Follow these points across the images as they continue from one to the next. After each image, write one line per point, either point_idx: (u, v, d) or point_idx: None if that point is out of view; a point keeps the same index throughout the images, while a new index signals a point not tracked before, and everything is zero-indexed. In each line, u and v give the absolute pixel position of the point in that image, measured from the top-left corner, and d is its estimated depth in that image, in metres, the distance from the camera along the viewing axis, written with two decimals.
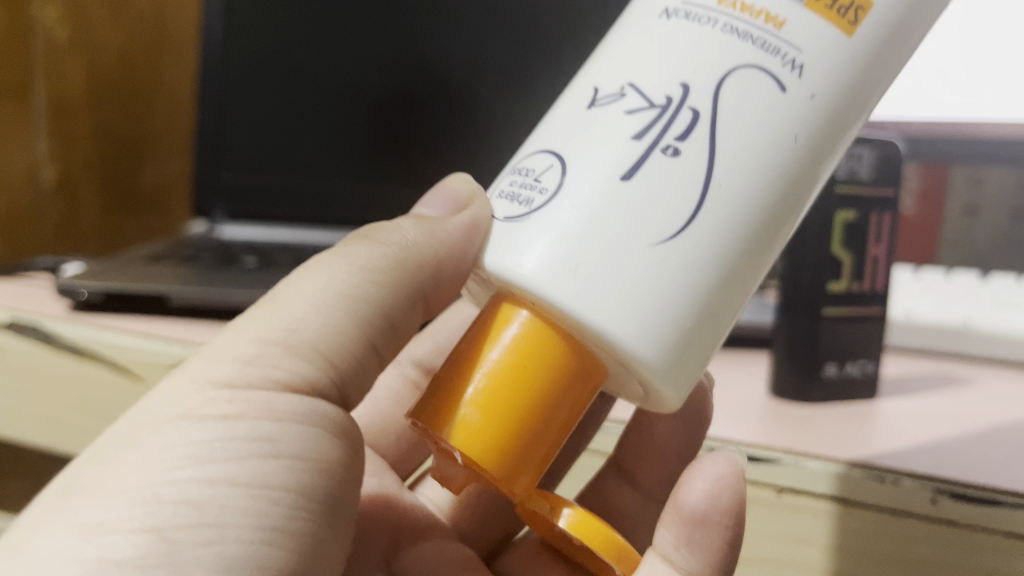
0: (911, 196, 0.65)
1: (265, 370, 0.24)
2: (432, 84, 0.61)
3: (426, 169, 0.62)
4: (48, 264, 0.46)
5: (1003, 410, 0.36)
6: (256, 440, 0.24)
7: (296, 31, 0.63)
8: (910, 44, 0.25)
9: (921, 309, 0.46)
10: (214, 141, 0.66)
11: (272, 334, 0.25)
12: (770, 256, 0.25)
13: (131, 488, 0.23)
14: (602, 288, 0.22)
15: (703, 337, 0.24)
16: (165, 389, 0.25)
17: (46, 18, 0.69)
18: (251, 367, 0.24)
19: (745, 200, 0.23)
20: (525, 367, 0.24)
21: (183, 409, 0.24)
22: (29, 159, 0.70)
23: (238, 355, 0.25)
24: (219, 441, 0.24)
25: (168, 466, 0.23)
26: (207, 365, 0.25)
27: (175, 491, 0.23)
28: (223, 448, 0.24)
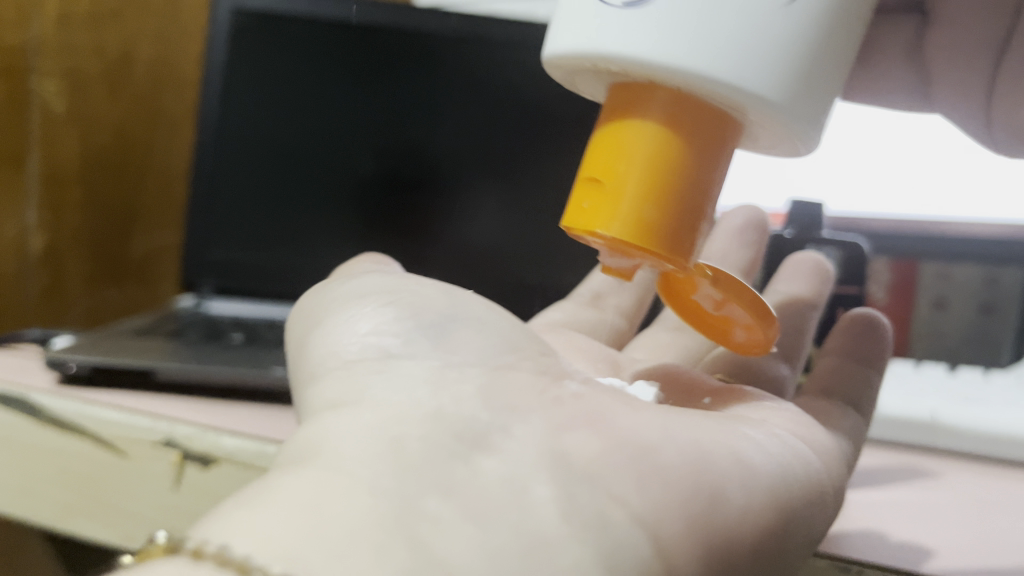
0: (879, 288, 0.61)
1: (378, 320, 0.30)
2: (420, 166, 0.65)
3: (435, 246, 0.65)
4: (37, 336, 0.47)
5: (969, 501, 0.37)
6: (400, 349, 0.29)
7: (288, 115, 0.65)
8: (848, 41, 0.28)
9: (888, 401, 0.48)
10: (206, 219, 0.66)
11: (373, 312, 0.31)
12: (827, 92, 0.28)
13: (371, 436, 0.25)
14: (712, 49, 0.25)
15: (816, 80, 0.27)
16: (357, 377, 0.28)
17: (45, 92, 0.71)
18: (388, 321, 0.30)
19: (809, 30, 0.26)
20: (652, 171, 0.27)
21: (354, 386, 0.28)
22: (19, 226, 0.71)
23: (373, 322, 0.30)
24: (380, 361, 0.29)
25: (381, 422, 0.25)
26: (352, 325, 0.30)
27: (396, 429, 0.25)
28: (421, 373, 0.28)
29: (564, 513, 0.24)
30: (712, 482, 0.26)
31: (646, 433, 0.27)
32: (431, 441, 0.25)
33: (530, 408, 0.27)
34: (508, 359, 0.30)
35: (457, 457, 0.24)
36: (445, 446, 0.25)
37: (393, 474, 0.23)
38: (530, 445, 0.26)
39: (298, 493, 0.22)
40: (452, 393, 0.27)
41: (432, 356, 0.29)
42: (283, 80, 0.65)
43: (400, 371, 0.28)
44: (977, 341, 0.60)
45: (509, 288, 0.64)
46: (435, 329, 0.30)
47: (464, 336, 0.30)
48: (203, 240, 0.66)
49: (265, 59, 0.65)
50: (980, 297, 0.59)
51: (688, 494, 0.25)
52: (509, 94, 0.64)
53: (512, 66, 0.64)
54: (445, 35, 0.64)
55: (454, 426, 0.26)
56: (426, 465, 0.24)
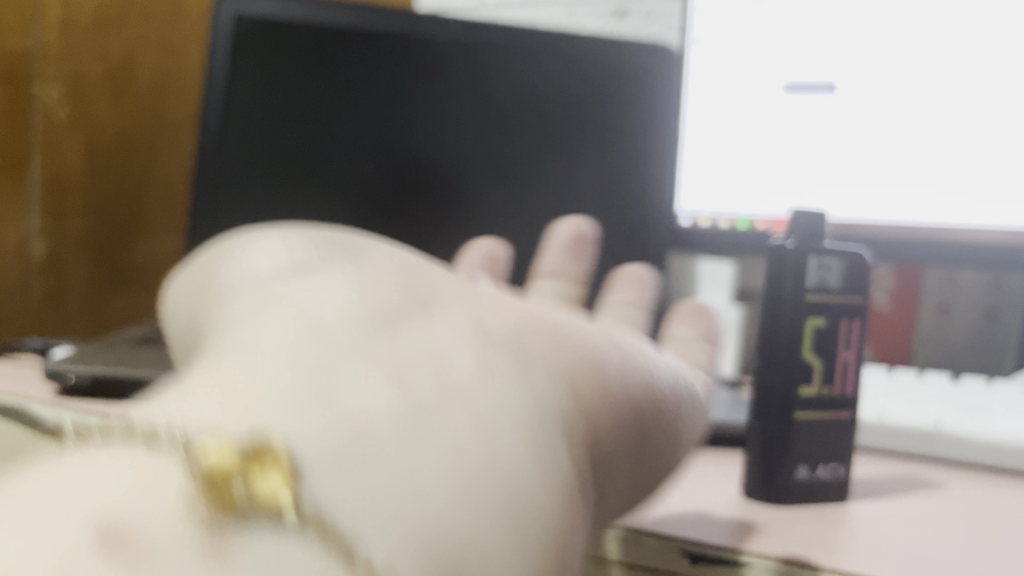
0: (884, 293, 0.66)
1: (297, 245, 0.32)
2: (422, 171, 0.65)
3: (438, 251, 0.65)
4: (37, 345, 0.47)
5: (975, 515, 0.37)
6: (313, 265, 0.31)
7: (290, 121, 0.65)
8: None
9: (894, 412, 0.47)
10: (208, 227, 0.65)
11: (293, 238, 0.32)
12: None
13: (254, 346, 0.27)
14: None
15: None
16: (263, 288, 0.30)
17: (47, 97, 0.73)
18: (302, 245, 0.32)
19: None
20: None
21: (258, 294, 0.30)
22: (21, 231, 0.73)
23: (290, 245, 0.32)
24: (289, 275, 0.30)
25: (273, 328, 0.27)
26: (269, 249, 0.32)
27: (284, 336, 0.27)
28: (323, 278, 0.30)
29: (425, 392, 0.26)
30: (570, 386, 0.29)
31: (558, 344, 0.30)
32: (321, 342, 0.27)
33: (432, 306, 0.29)
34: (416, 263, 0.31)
35: (368, 356, 0.27)
36: (325, 345, 0.27)
37: (282, 382, 0.25)
38: (413, 341, 0.28)
39: (214, 398, 0.24)
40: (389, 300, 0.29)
41: (340, 268, 0.30)
42: (285, 85, 0.65)
43: (310, 280, 0.30)
44: (981, 347, 0.63)
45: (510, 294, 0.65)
46: (343, 246, 0.32)
47: (373, 251, 0.32)
48: (204, 247, 0.65)
49: (262, 65, 0.65)
50: (984, 304, 0.62)
51: (550, 401, 0.28)
52: (508, 100, 0.65)
53: (512, 71, 0.65)
54: (448, 40, 0.65)
55: (335, 330, 0.27)
56: (338, 366, 0.26)
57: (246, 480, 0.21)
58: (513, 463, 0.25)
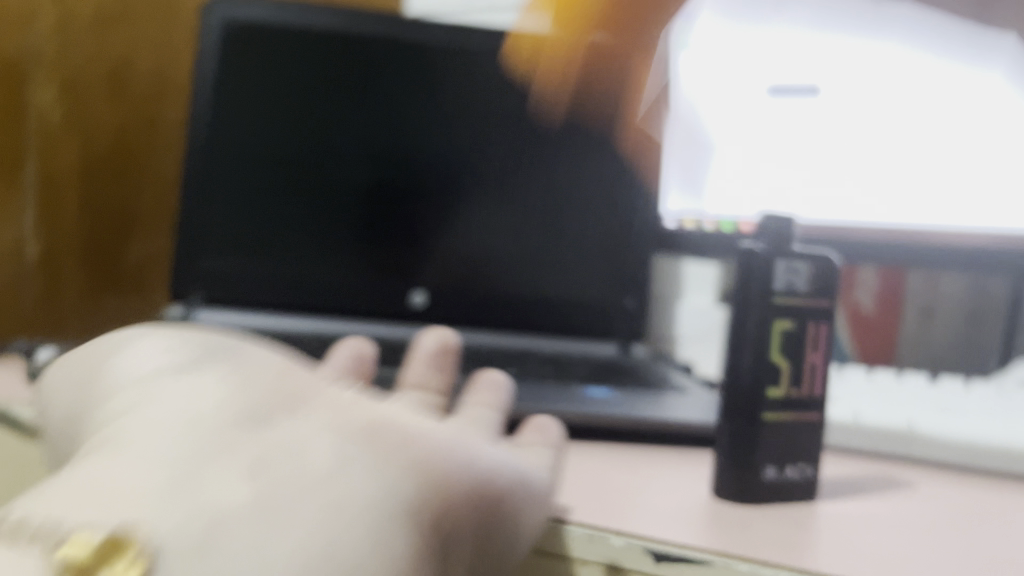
0: (869, 294, 0.66)
1: (171, 338, 0.30)
2: (410, 177, 0.66)
3: (423, 255, 0.66)
4: (23, 347, 0.47)
5: (942, 514, 0.37)
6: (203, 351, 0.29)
7: (281, 126, 0.65)
8: None
9: (868, 412, 0.48)
10: (195, 229, 0.65)
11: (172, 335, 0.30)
12: None
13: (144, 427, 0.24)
14: None
15: None
16: (148, 377, 0.28)
17: (41, 100, 0.72)
18: (176, 342, 0.29)
19: None
20: None
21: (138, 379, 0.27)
22: (17, 234, 0.72)
23: (162, 343, 0.29)
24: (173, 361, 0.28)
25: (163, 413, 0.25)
26: (134, 351, 0.29)
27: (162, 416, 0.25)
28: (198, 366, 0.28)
29: (335, 459, 0.24)
30: (449, 460, 0.27)
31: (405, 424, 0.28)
32: (225, 424, 0.24)
33: (314, 394, 0.27)
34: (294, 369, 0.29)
35: (236, 447, 0.24)
36: (230, 429, 0.24)
37: (166, 461, 0.23)
38: (311, 427, 0.25)
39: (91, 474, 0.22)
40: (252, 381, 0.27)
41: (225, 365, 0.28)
42: (275, 91, 0.65)
43: (190, 377, 0.27)
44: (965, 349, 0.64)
45: (490, 298, 0.66)
46: (221, 348, 0.29)
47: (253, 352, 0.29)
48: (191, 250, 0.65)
49: (258, 67, 0.65)
50: (967, 307, 0.62)
51: (427, 482, 0.25)
52: (496, 106, 0.66)
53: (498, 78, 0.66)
54: (436, 46, 0.66)
55: (241, 408, 0.25)
56: (203, 461, 0.23)
57: (150, 538, 0.20)
58: (392, 519, 0.23)
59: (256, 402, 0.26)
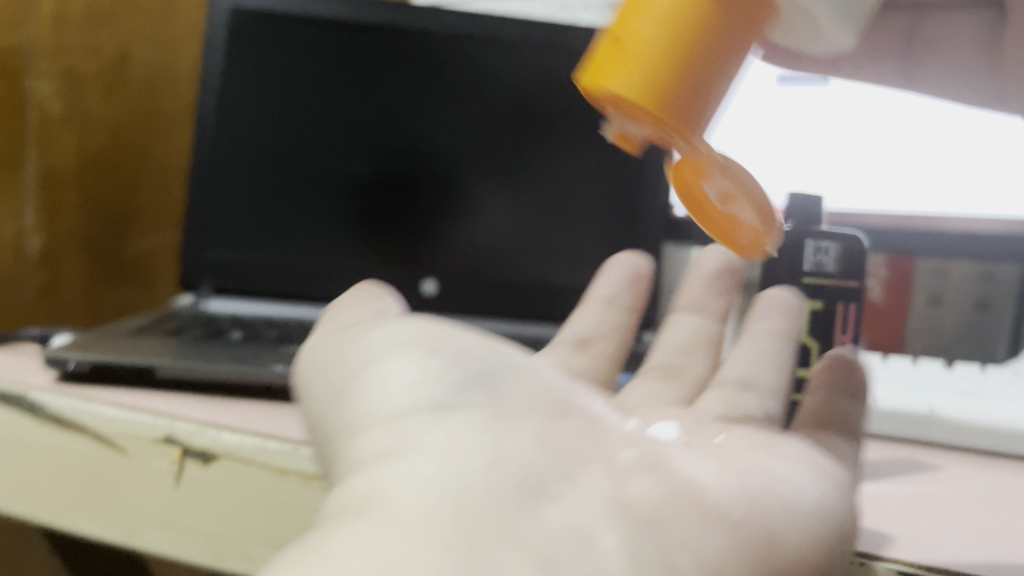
0: (877, 283, 0.65)
1: (412, 343, 0.29)
2: (418, 166, 0.65)
3: (432, 245, 0.66)
4: (35, 334, 0.47)
5: (969, 495, 0.37)
6: (462, 378, 0.27)
7: (287, 116, 0.65)
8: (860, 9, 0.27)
9: (886, 397, 0.48)
10: (203, 219, 0.66)
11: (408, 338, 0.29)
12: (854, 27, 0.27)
13: (424, 484, 0.23)
14: None
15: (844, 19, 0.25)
16: (398, 406, 0.27)
17: (41, 91, 0.71)
18: (419, 346, 0.29)
19: None
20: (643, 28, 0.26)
21: (396, 408, 0.26)
22: (18, 227, 0.71)
23: (404, 344, 0.29)
24: (427, 382, 0.27)
25: (437, 472, 0.23)
26: (356, 352, 0.30)
27: (434, 475, 0.23)
28: (441, 393, 0.27)
29: (629, 545, 0.23)
30: (775, 531, 0.25)
31: (699, 480, 0.26)
32: (497, 490, 0.23)
33: (601, 450, 0.26)
34: (545, 401, 0.27)
35: (516, 520, 0.22)
36: (511, 496, 0.23)
37: (450, 531, 0.21)
38: (595, 494, 0.24)
39: (381, 539, 0.21)
40: (504, 443, 0.25)
41: (482, 404, 0.27)
42: (281, 81, 0.65)
43: (456, 424, 0.26)
44: (971, 337, 0.64)
45: (500, 289, 0.65)
46: (486, 376, 0.27)
47: (513, 386, 0.27)
48: (200, 240, 0.66)
49: (262, 55, 0.65)
50: (976, 295, 0.63)
51: (756, 559, 0.24)
52: (505, 93, 0.65)
53: (507, 65, 0.65)
54: (444, 35, 0.65)
55: (519, 472, 0.24)
56: (487, 531, 0.22)
57: None
58: None
59: (550, 466, 0.24)
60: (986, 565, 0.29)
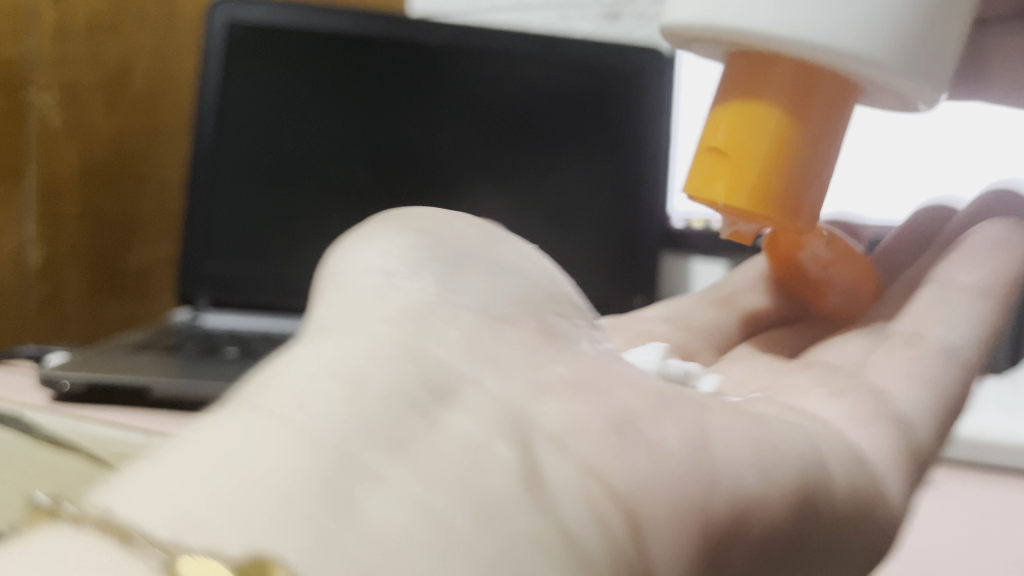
0: None
1: (393, 229, 0.29)
2: (417, 176, 0.65)
3: None
4: (32, 353, 0.47)
5: (968, 510, 0.37)
6: (426, 267, 0.28)
7: (285, 127, 0.65)
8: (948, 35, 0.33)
9: None
10: (202, 231, 0.66)
11: (392, 227, 0.30)
12: (953, 35, 0.33)
13: (329, 371, 0.23)
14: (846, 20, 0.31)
15: (928, 26, 0.32)
16: (351, 291, 0.28)
17: (42, 103, 0.71)
18: (398, 233, 0.29)
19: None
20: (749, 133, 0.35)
21: (349, 290, 0.28)
22: (18, 239, 0.71)
23: (392, 228, 0.30)
24: (392, 270, 0.28)
25: (347, 359, 0.24)
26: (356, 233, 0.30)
27: (349, 367, 0.24)
28: (397, 280, 0.28)
29: (525, 476, 0.23)
30: (713, 478, 0.25)
31: (647, 406, 0.27)
32: (398, 391, 0.23)
33: (545, 361, 0.27)
34: (528, 305, 0.29)
35: (405, 444, 0.22)
36: (413, 397, 0.23)
37: (342, 425, 0.21)
38: (502, 406, 0.25)
39: (250, 436, 0.21)
40: (431, 342, 0.25)
41: (432, 294, 0.27)
42: (280, 92, 0.65)
43: (391, 309, 0.26)
44: None
45: None
46: (448, 268, 0.28)
47: (474, 280, 0.29)
48: (200, 252, 0.66)
49: (261, 70, 0.65)
50: None
51: (702, 487, 0.25)
52: (503, 104, 0.65)
53: (506, 75, 0.65)
54: (442, 47, 0.65)
55: (430, 375, 0.24)
56: (361, 441, 0.21)
57: (273, 551, 0.18)
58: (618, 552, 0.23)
59: (462, 378, 0.25)
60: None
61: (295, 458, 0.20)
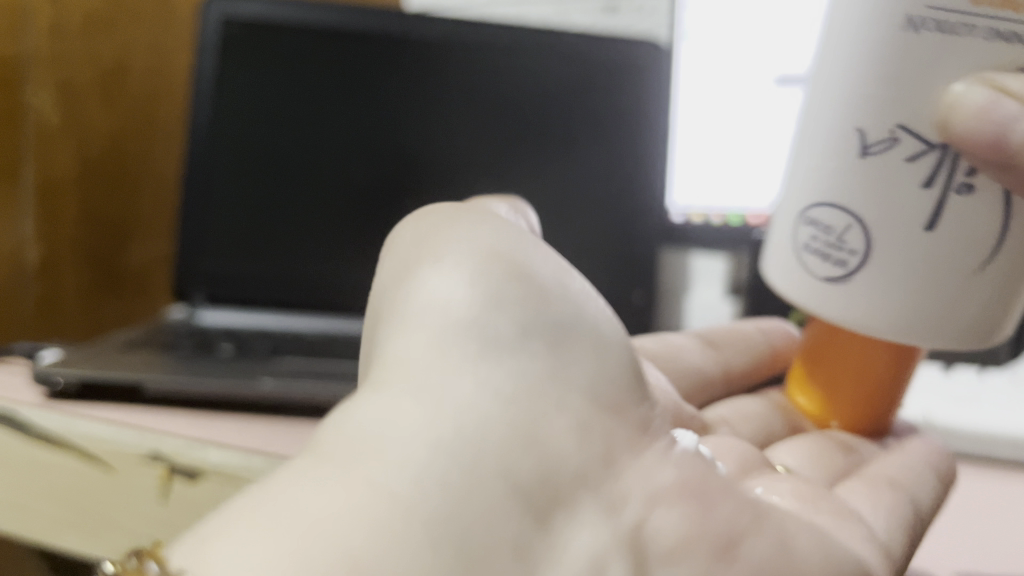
0: None
1: (509, 262, 0.29)
2: (414, 173, 0.65)
3: None
4: (27, 349, 0.47)
5: (970, 505, 0.37)
6: (536, 330, 0.28)
7: (282, 124, 0.65)
8: None
9: None
10: (199, 228, 0.66)
11: (499, 252, 0.29)
12: None
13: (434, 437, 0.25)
14: None
15: None
16: (459, 325, 0.27)
17: (40, 103, 0.72)
18: (513, 269, 0.29)
19: None
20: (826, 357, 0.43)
21: (450, 321, 0.27)
22: (16, 237, 0.72)
23: (497, 257, 0.29)
24: (491, 321, 0.27)
25: (453, 427, 0.25)
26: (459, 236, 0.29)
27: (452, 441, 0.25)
28: (498, 335, 0.27)
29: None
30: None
31: (735, 514, 0.28)
32: (503, 473, 0.25)
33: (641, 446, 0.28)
34: (625, 377, 0.28)
35: (496, 516, 0.24)
36: (520, 489, 0.25)
37: (435, 509, 0.23)
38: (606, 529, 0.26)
39: (338, 498, 0.22)
40: (545, 424, 0.26)
41: (538, 369, 0.27)
42: (277, 89, 0.65)
43: (499, 370, 0.27)
44: None
45: None
46: (556, 334, 0.28)
47: (584, 354, 0.28)
48: (197, 250, 0.66)
49: (257, 67, 0.65)
50: None
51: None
52: (500, 100, 0.65)
53: (503, 72, 0.65)
54: (440, 42, 0.65)
55: (539, 473, 0.26)
56: (463, 525, 0.23)
57: None
58: None
59: (573, 474, 0.26)
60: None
61: (383, 542, 0.22)
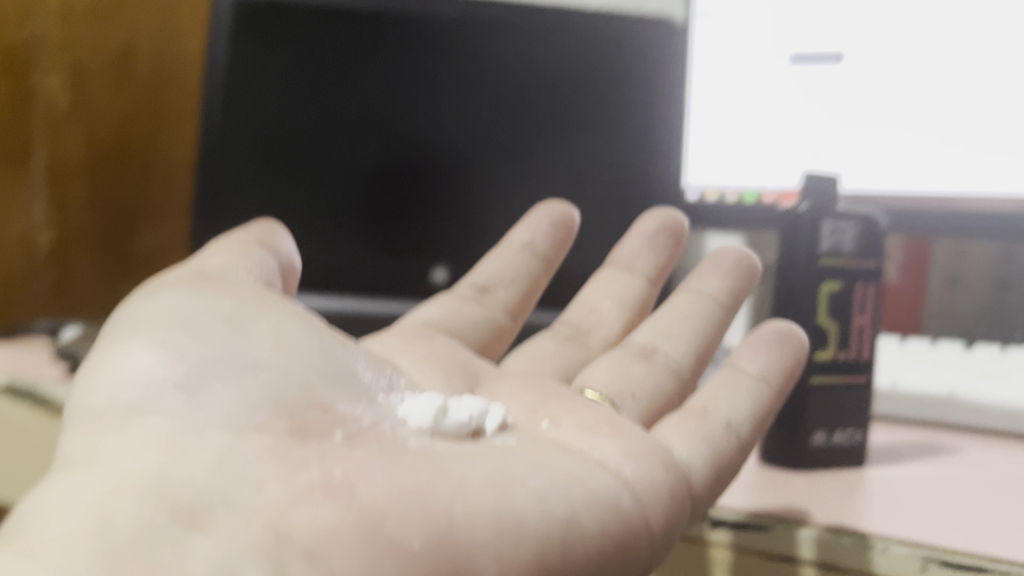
0: (895, 267, 0.66)
1: (169, 308, 0.33)
2: (425, 154, 0.65)
3: (444, 236, 0.65)
4: (48, 327, 0.47)
5: (996, 477, 0.37)
6: (183, 364, 0.31)
7: (292, 105, 0.64)
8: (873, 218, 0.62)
9: (908, 377, 0.48)
10: (210, 212, 0.65)
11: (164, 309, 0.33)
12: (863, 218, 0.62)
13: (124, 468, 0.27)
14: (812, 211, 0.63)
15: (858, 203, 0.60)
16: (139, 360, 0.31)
17: (48, 87, 0.72)
18: (173, 316, 0.32)
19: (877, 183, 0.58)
20: None
21: (122, 368, 0.31)
22: (25, 222, 0.73)
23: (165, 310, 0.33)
24: (154, 360, 0.31)
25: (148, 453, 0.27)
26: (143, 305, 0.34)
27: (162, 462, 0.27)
28: (159, 368, 0.30)
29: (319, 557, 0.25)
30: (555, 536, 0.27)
31: (487, 482, 0.28)
32: (178, 489, 0.26)
33: (420, 452, 0.29)
34: (310, 383, 0.32)
35: (197, 525, 0.25)
36: (188, 502, 0.26)
37: (123, 516, 0.25)
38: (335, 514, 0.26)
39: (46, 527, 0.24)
40: (192, 439, 0.28)
41: (183, 396, 0.30)
42: (287, 70, 0.64)
43: (149, 417, 0.29)
44: (997, 319, 0.63)
45: None
46: (207, 366, 0.31)
47: (217, 383, 0.30)
48: (208, 233, 0.65)
49: (268, 47, 0.64)
50: (994, 275, 0.62)
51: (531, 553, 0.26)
52: (511, 80, 0.65)
53: (514, 51, 0.65)
54: (450, 22, 0.64)
55: (202, 483, 0.26)
56: (153, 537, 0.24)
57: None
58: None
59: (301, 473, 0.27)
60: (978, 544, 0.29)
61: (64, 564, 0.23)
